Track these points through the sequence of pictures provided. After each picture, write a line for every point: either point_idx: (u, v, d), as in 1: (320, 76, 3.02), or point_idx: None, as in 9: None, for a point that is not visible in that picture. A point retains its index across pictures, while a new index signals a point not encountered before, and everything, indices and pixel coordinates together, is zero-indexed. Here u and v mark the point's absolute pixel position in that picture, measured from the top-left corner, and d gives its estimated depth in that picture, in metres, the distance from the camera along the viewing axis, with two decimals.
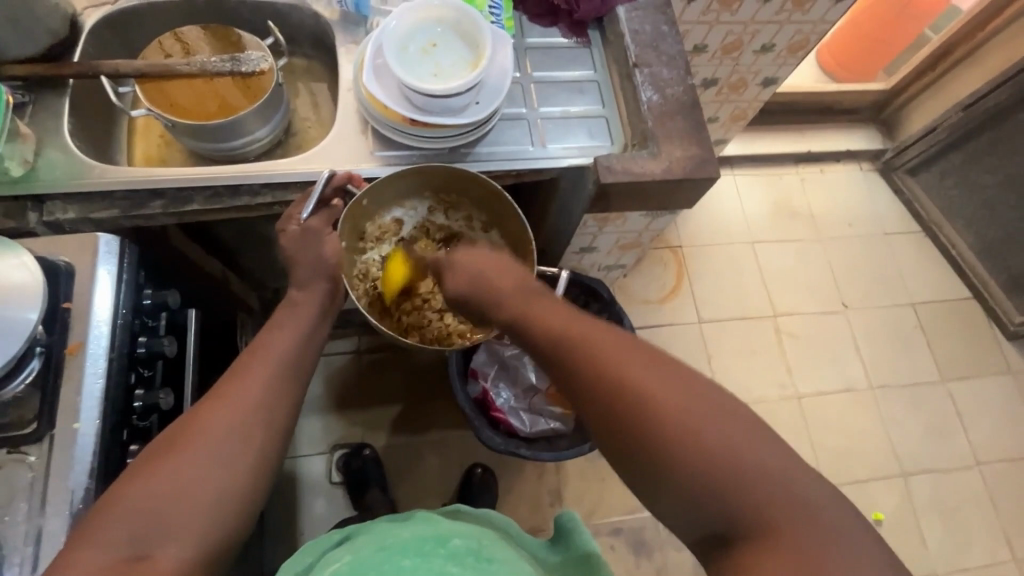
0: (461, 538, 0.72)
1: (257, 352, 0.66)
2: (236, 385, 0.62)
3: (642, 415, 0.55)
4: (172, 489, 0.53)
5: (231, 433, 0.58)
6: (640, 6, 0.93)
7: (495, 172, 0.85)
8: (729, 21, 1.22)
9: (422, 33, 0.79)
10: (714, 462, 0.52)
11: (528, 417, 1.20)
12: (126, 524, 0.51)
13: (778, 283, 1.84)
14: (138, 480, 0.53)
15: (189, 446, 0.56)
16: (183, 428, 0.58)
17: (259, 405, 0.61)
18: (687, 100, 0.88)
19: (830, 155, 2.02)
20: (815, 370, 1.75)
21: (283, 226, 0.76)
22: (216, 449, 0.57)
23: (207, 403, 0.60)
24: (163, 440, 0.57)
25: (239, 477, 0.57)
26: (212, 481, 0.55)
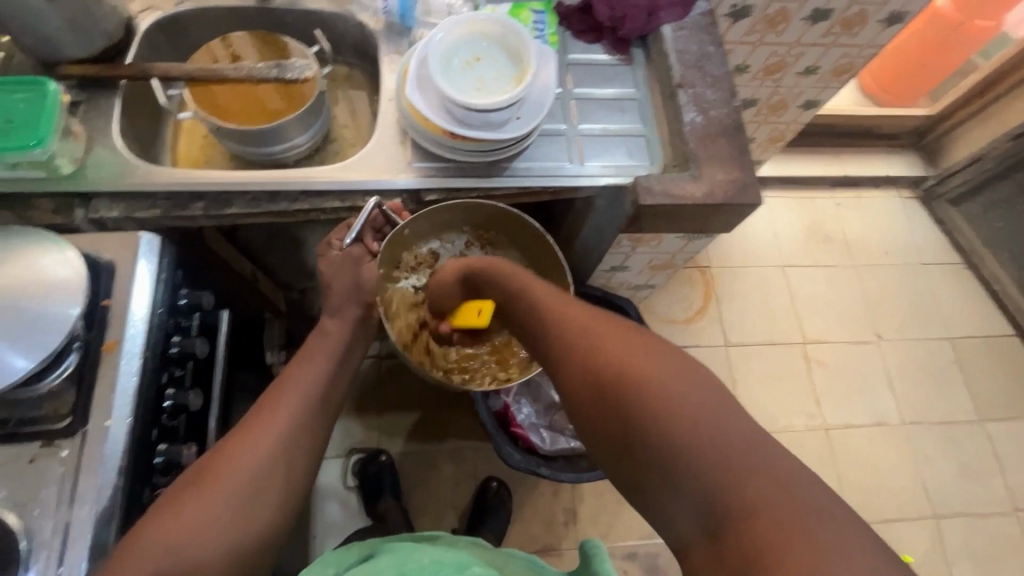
0: (481, 567, 0.70)
1: (281, 392, 0.70)
2: (267, 416, 0.65)
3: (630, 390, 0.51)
4: (204, 513, 0.55)
5: (262, 464, 0.61)
6: (686, 26, 0.92)
7: (531, 187, 0.84)
8: (773, 42, 1.20)
9: (466, 47, 0.78)
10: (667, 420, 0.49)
11: (548, 435, 1.18)
12: (161, 545, 0.52)
13: (809, 310, 1.79)
14: (176, 505, 0.55)
15: (222, 474, 0.58)
16: (216, 457, 0.60)
17: (285, 440, 0.64)
18: (731, 122, 0.86)
19: (868, 180, 1.97)
20: (844, 402, 1.69)
21: (325, 254, 0.83)
22: (249, 478, 0.59)
23: (237, 434, 0.63)
24: (189, 476, 0.59)
25: (264, 507, 0.60)
26: (240, 511, 0.57)
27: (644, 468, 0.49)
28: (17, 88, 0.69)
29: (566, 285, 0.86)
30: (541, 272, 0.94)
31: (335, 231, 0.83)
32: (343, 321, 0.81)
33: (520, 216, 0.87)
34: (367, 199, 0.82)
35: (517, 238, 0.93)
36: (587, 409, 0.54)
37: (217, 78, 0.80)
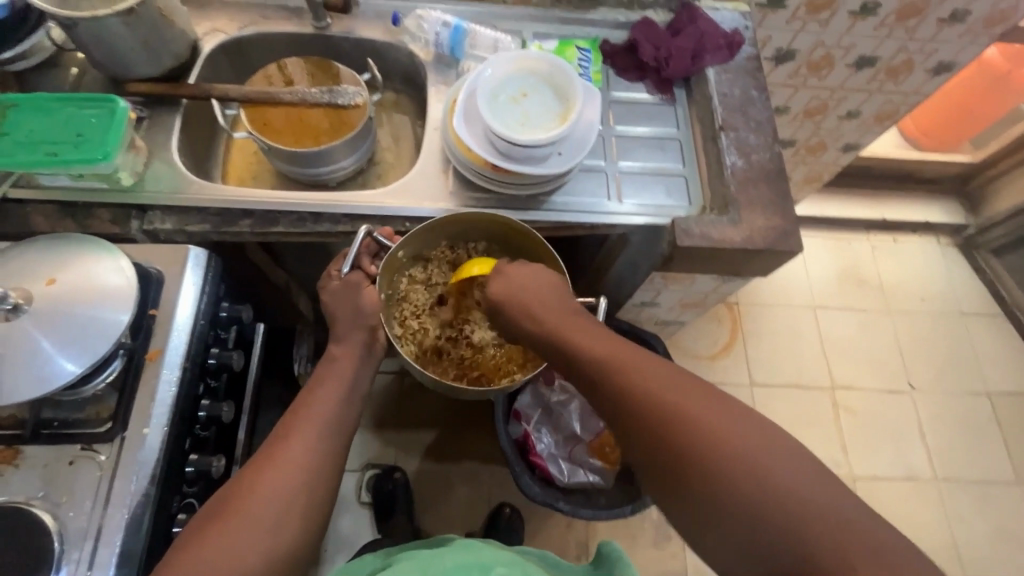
0: (504, 567, 0.70)
1: (302, 412, 0.67)
2: (282, 448, 0.63)
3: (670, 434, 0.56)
4: (221, 556, 0.54)
5: (277, 499, 0.59)
6: (730, 69, 0.93)
7: (567, 223, 0.84)
8: (815, 86, 1.20)
9: (514, 83, 0.80)
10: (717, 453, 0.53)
11: (567, 467, 1.16)
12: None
13: (839, 354, 1.75)
14: (190, 548, 0.54)
15: (236, 512, 0.57)
16: (232, 494, 0.59)
17: (302, 472, 0.62)
18: (773, 168, 0.85)
19: (905, 225, 1.93)
20: (873, 452, 1.63)
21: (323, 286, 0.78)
22: (265, 515, 0.58)
23: (251, 470, 0.61)
24: (212, 508, 0.59)
25: (284, 542, 0.58)
26: (258, 551, 0.56)
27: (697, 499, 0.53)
28: (88, 104, 0.73)
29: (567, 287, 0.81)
30: None
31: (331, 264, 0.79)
32: (350, 347, 0.75)
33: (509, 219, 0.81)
34: (406, 224, 0.83)
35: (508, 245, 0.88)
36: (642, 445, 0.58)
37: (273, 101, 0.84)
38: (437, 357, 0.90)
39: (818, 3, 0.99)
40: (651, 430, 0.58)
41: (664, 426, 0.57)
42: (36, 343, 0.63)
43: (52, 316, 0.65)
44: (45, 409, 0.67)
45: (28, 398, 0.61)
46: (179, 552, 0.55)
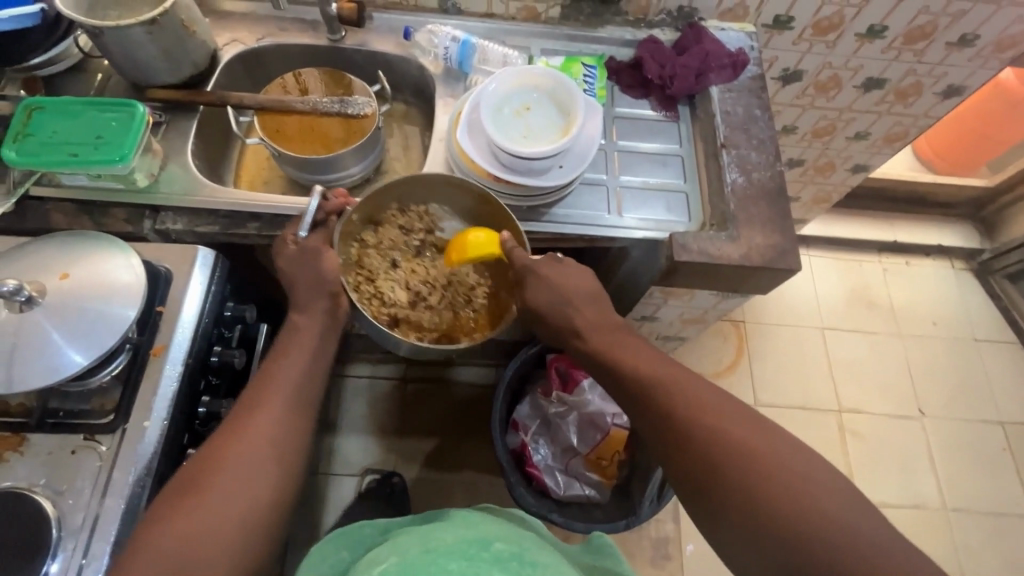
0: (504, 542, 0.69)
1: (267, 382, 0.69)
2: (252, 422, 0.65)
3: (709, 448, 0.61)
4: (200, 527, 0.56)
5: (253, 472, 0.61)
6: (734, 88, 0.94)
7: (566, 235, 0.85)
8: (823, 106, 1.20)
9: (518, 97, 0.82)
10: (747, 465, 0.59)
11: (563, 479, 1.16)
12: (161, 559, 0.53)
13: (847, 377, 1.72)
14: (163, 521, 0.56)
15: (209, 486, 0.59)
16: (201, 469, 0.60)
17: (274, 445, 0.64)
18: (774, 186, 0.86)
19: (917, 247, 1.91)
20: (880, 478, 1.60)
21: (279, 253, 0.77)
22: (242, 487, 0.60)
23: (219, 441, 0.63)
24: (179, 481, 0.60)
25: (262, 510, 0.60)
26: (238, 520, 0.58)
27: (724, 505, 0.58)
28: (109, 108, 0.76)
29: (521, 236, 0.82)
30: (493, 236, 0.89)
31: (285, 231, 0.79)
32: (313, 317, 0.75)
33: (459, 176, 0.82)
34: None
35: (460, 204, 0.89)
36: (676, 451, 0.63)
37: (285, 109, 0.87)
38: (398, 321, 0.87)
39: (825, 25, 1.00)
40: (687, 438, 0.63)
41: (699, 436, 0.62)
42: (47, 334, 0.66)
43: (63, 310, 0.67)
44: (52, 400, 0.70)
45: (37, 388, 0.64)
46: (151, 526, 0.56)
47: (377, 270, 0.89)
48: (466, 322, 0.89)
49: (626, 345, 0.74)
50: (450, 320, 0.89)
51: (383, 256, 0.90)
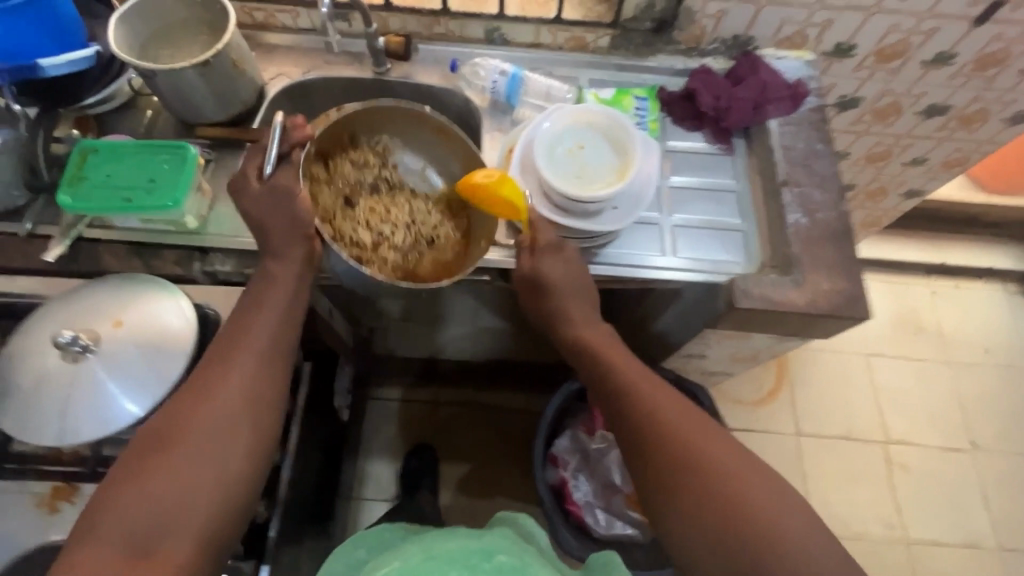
0: (505, 555, 0.74)
1: (242, 339, 0.67)
2: (218, 384, 0.63)
3: (672, 461, 0.64)
4: (168, 490, 0.56)
5: (217, 435, 0.61)
6: (793, 121, 0.90)
7: (624, 277, 0.82)
8: (880, 132, 1.15)
9: (571, 134, 0.79)
10: (708, 470, 0.62)
11: (604, 518, 1.12)
12: (130, 523, 0.54)
13: (894, 407, 1.65)
14: (130, 485, 0.56)
15: (175, 449, 0.59)
16: (167, 429, 0.60)
17: (240, 408, 0.63)
18: (840, 227, 0.81)
19: (968, 270, 1.82)
20: (929, 514, 1.53)
21: (241, 188, 0.72)
22: (209, 453, 0.59)
23: (190, 399, 0.62)
24: (152, 437, 0.60)
25: (231, 473, 0.60)
26: (206, 485, 0.58)
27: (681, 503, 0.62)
28: (162, 150, 0.76)
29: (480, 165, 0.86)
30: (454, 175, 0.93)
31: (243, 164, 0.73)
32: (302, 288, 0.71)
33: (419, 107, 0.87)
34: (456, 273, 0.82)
35: (415, 142, 0.93)
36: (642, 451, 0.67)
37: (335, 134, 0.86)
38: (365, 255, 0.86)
39: (888, 53, 0.95)
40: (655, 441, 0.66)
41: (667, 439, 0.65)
42: (101, 384, 0.65)
43: (117, 359, 0.67)
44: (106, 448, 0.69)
45: (91, 439, 0.64)
46: (118, 489, 0.56)
47: (340, 206, 0.89)
48: (432, 255, 0.89)
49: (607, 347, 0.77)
50: (416, 256, 0.89)
51: (344, 193, 0.90)
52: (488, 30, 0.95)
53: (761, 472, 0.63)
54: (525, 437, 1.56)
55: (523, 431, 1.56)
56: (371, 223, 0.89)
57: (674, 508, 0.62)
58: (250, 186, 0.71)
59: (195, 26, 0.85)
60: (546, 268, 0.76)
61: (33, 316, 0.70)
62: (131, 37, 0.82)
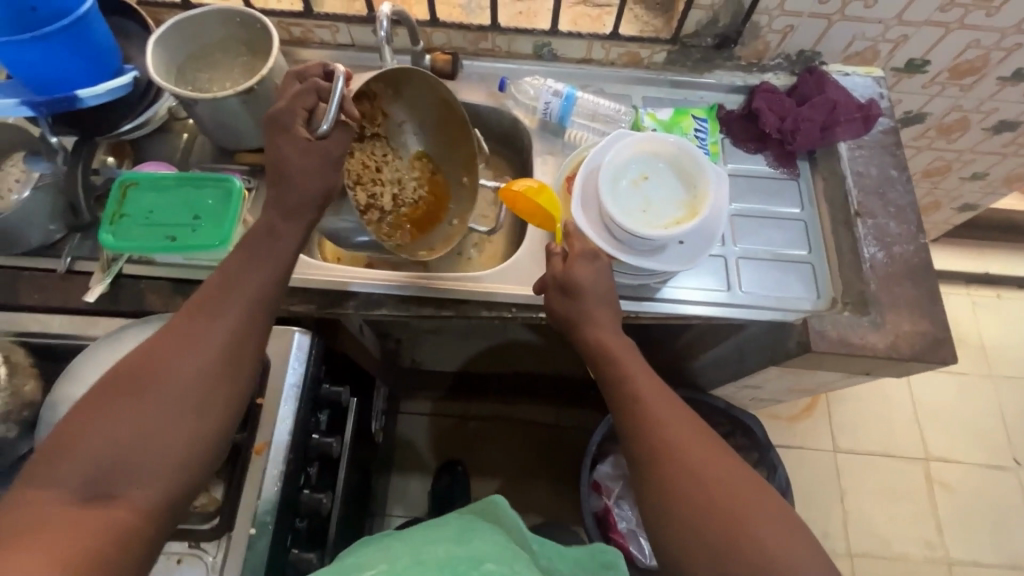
0: (494, 563, 0.63)
1: (226, 285, 0.57)
2: (200, 324, 0.55)
3: (655, 463, 0.56)
4: (135, 438, 0.48)
5: (195, 380, 0.52)
6: (864, 144, 0.85)
7: (690, 316, 0.77)
8: (942, 148, 1.09)
9: (634, 165, 0.75)
10: (697, 475, 0.54)
11: (648, 546, 1.10)
12: (85, 467, 0.46)
13: (934, 422, 1.60)
14: (89, 425, 0.48)
15: (144, 391, 0.50)
16: (139, 367, 0.52)
17: (223, 354, 0.54)
18: (919, 262, 0.76)
19: (1011, 279, 1.76)
20: (972, 535, 1.48)
21: (282, 133, 0.61)
22: (182, 398, 0.51)
23: (165, 341, 0.53)
24: (120, 379, 0.51)
25: (207, 425, 0.52)
26: (176, 435, 0.50)
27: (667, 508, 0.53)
28: (202, 183, 0.72)
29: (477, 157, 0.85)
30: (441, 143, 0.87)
31: (288, 104, 0.61)
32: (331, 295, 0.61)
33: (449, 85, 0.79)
34: (513, 309, 0.78)
35: (413, 101, 0.84)
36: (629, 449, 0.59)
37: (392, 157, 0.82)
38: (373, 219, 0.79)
39: (964, 69, 0.89)
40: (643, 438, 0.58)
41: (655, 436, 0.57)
42: None
43: None
44: None
45: None
46: (77, 427, 0.48)
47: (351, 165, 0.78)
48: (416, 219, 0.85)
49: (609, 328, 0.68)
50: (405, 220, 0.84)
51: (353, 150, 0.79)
52: (537, 45, 0.90)
53: (757, 484, 0.54)
54: (556, 453, 1.52)
55: (555, 446, 1.53)
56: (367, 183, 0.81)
57: (659, 515, 0.54)
58: (296, 137, 0.60)
59: (234, 46, 0.80)
60: (580, 271, 0.67)
61: (76, 361, 0.65)
62: (169, 61, 0.77)
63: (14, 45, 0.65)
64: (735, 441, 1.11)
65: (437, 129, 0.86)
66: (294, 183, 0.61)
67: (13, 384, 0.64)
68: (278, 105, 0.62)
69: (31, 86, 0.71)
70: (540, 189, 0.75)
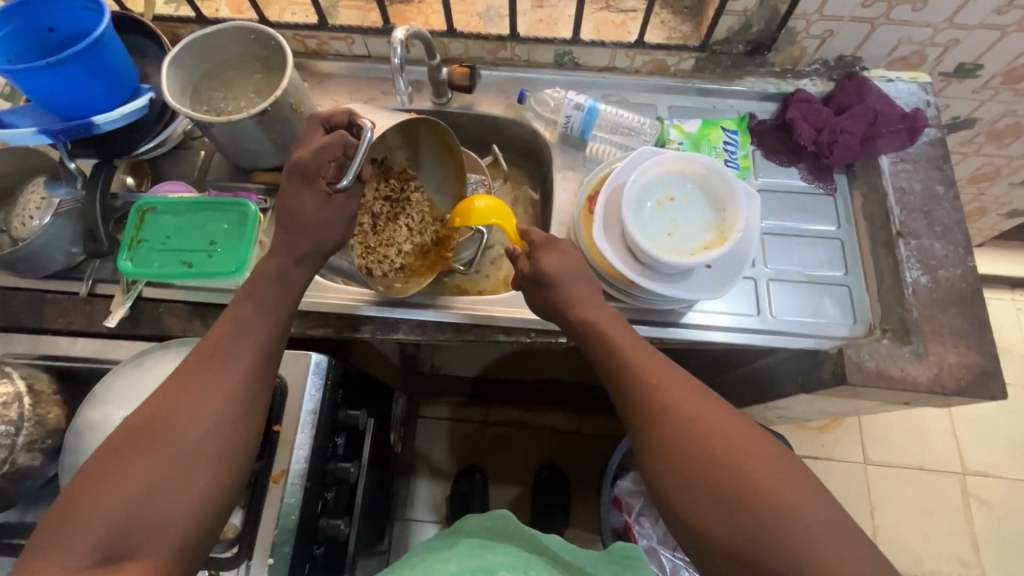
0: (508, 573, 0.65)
1: (236, 321, 0.57)
2: (211, 372, 0.54)
3: (668, 451, 0.51)
4: (148, 493, 0.48)
5: (206, 432, 0.51)
6: (909, 158, 0.80)
7: (718, 342, 0.74)
8: (992, 154, 1.02)
9: (660, 185, 0.72)
10: (718, 460, 0.48)
11: (670, 563, 1.08)
12: (99, 527, 0.46)
13: (973, 435, 1.51)
14: (105, 481, 0.47)
15: (158, 446, 0.49)
16: (152, 419, 0.51)
17: (233, 405, 0.53)
18: (966, 288, 0.72)
19: None
20: (1012, 555, 1.40)
21: (304, 184, 0.61)
22: (194, 452, 0.50)
23: (175, 388, 0.53)
24: (128, 432, 0.50)
25: (222, 475, 0.51)
26: (189, 487, 0.49)
27: (687, 499, 0.49)
28: (218, 209, 0.72)
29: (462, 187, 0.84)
30: (437, 168, 0.85)
31: (316, 156, 0.60)
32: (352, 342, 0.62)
33: (446, 135, 0.79)
34: (531, 334, 0.76)
35: (414, 138, 0.83)
36: (640, 439, 0.53)
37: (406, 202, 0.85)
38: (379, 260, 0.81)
39: (1020, 73, 0.82)
40: (657, 427, 0.52)
41: (671, 421, 0.52)
42: None
43: None
44: None
45: None
46: (93, 481, 0.48)
47: (367, 219, 0.82)
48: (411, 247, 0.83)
49: (617, 320, 0.62)
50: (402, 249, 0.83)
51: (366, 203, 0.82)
52: (558, 54, 0.86)
53: (777, 455, 0.49)
54: (575, 461, 1.51)
55: (574, 453, 1.51)
56: (375, 223, 0.83)
57: (675, 497, 0.49)
58: (319, 191, 0.61)
59: (248, 63, 0.79)
60: (547, 263, 0.64)
61: (99, 386, 0.65)
62: (183, 80, 0.76)
63: (32, 73, 0.64)
64: None
65: (437, 159, 0.84)
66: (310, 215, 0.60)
67: (38, 412, 0.64)
68: (297, 152, 0.61)
69: (51, 110, 0.71)
70: (491, 206, 0.73)
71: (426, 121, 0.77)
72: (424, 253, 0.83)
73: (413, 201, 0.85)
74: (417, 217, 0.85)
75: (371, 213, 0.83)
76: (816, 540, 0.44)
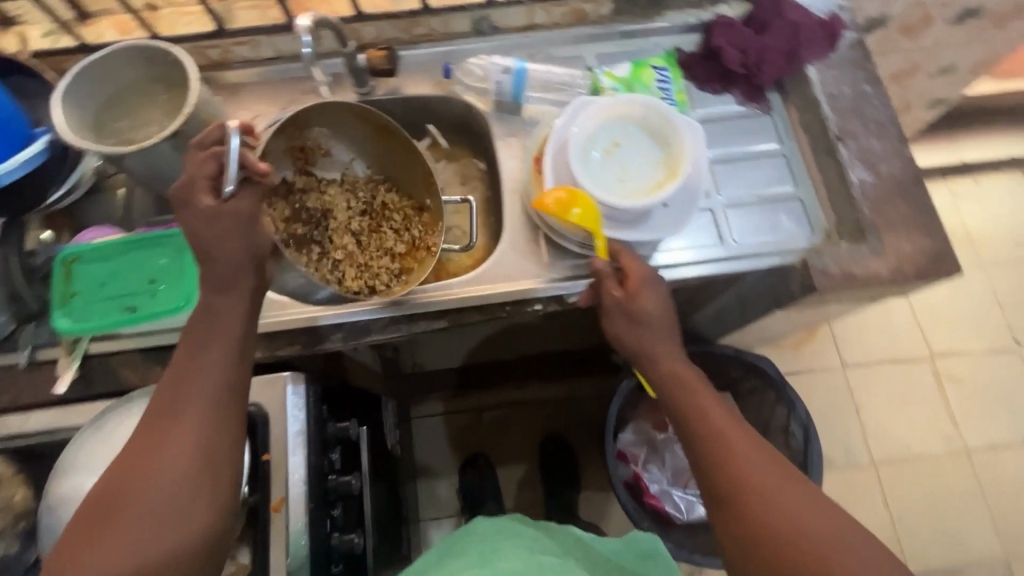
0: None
1: (183, 368, 0.54)
2: (172, 425, 0.52)
3: (695, 451, 0.57)
4: (131, 555, 0.47)
5: (177, 483, 0.50)
6: (832, 63, 0.81)
7: (688, 279, 0.74)
8: (906, 47, 1.05)
9: (605, 133, 0.71)
10: (739, 469, 0.54)
11: (683, 502, 1.11)
12: None
13: (934, 319, 1.59)
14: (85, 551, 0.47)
15: (132, 509, 0.49)
16: (120, 481, 0.50)
17: (199, 458, 0.51)
18: (906, 178, 0.75)
19: (987, 164, 1.71)
20: (985, 419, 1.50)
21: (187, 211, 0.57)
22: (170, 510, 0.49)
23: (137, 447, 0.51)
24: (98, 499, 0.49)
25: (203, 521, 0.50)
26: (173, 541, 0.49)
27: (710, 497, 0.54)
28: (153, 245, 0.68)
29: (412, 166, 0.82)
30: (388, 165, 0.85)
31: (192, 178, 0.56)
32: None
33: (366, 115, 0.77)
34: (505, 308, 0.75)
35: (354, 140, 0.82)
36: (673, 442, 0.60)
37: (382, 207, 0.85)
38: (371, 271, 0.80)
39: None
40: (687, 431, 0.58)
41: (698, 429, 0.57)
42: None
43: None
44: None
45: None
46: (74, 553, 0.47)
47: (355, 236, 0.83)
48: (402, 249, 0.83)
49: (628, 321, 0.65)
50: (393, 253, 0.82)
51: (346, 222, 0.83)
52: (475, 21, 0.84)
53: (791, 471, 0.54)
54: (575, 426, 1.52)
55: (573, 420, 1.53)
56: (361, 239, 0.83)
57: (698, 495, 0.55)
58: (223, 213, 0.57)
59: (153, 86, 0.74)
60: None
61: (62, 457, 0.61)
62: (83, 114, 0.70)
63: None
64: (751, 383, 1.07)
65: (377, 151, 0.83)
66: (247, 230, 0.57)
67: None
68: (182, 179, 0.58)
69: None
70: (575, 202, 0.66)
71: (337, 105, 0.75)
72: (415, 249, 0.82)
73: (385, 203, 0.85)
74: (394, 216, 0.84)
75: (354, 229, 0.83)
76: (816, 539, 0.49)
